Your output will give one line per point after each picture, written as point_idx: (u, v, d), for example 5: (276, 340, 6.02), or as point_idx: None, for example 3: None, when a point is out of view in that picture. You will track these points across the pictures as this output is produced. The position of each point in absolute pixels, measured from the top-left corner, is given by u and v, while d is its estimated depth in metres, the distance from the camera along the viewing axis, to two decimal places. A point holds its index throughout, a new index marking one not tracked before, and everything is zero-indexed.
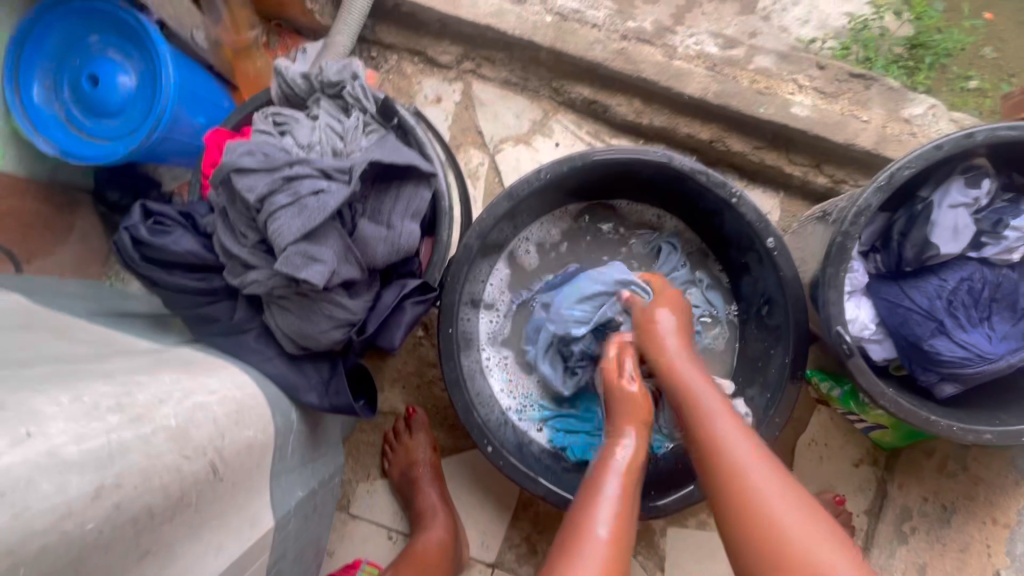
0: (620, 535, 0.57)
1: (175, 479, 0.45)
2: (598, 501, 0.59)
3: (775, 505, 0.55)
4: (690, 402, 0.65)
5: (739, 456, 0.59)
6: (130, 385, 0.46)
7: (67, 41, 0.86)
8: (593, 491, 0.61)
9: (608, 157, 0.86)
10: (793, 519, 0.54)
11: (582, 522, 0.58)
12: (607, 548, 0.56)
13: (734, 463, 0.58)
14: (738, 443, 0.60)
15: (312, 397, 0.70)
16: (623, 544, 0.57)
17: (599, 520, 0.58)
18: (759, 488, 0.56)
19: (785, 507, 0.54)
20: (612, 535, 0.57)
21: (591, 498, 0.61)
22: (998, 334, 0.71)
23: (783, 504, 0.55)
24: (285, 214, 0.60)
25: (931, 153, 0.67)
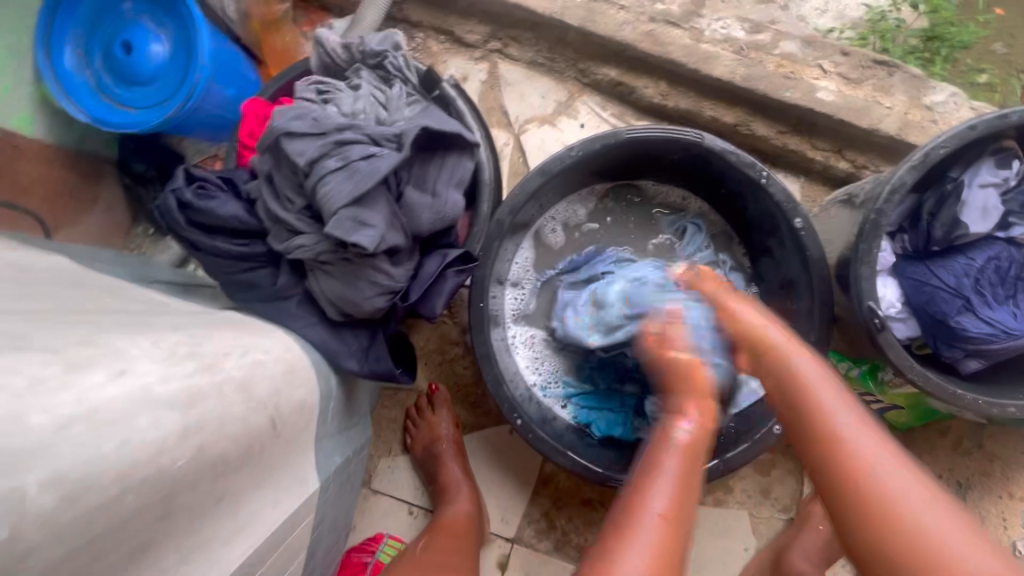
0: (676, 521, 0.51)
1: (244, 429, 0.46)
2: (656, 479, 0.53)
3: (875, 458, 0.49)
4: (788, 358, 0.59)
5: (838, 415, 0.53)
6: (197, 337, 0.47)
7: (100, 8, 0.85)
8: (654, 469, 0.55)
9: (641, 136, 0.86)
10: (901, 477, 0.48)
11: (635, 499, 0.53)
12: (661, 529, 0.50)
13: (827, 417, 0.53)
14: (837, 401, 0.54)
15: (352, 363, 0.70)
16: (675, 524, 0.51)
17: (654, 496, 0.52)
18: (860, 442, 0.50)
19: (889, 465, 0.48)
20: (671, 515, 0.51)
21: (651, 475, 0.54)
22: (1023, 312, 0.73)
23: (889, 461, 0.49)
24: (335, 178, 0.60)
25: (965, 133, 0.69)
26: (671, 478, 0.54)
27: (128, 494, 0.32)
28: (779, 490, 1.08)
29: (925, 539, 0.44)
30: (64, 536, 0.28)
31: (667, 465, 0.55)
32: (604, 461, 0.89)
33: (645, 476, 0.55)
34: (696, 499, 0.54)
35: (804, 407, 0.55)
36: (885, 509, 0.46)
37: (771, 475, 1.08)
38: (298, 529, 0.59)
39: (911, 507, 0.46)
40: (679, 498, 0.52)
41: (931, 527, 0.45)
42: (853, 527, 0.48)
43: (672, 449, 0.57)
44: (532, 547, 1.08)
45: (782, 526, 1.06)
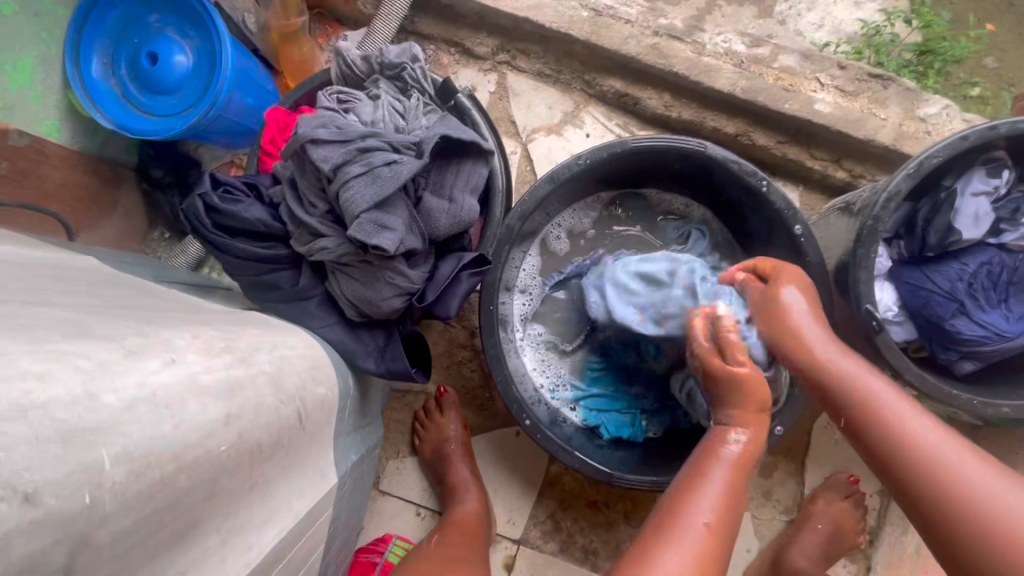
0: (719, 530, 0.54)
1: (276, 420, 0.48)
2: (705, 489, 0.57)
3: (931, 445, 0.57)
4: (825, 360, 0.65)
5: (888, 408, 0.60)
6: (231, 333, 0.49)
7: (128, 19, 0.89)
8: (701, 476, 0.59)
9: (646, 145, 0.90)
10: (960, 456, 0.55)
11: (682, 505, 0.56)
12: (705, 540, 0.53)
13: (884, 415, 0.60)
14: (890, 397, 0.61)
15: (369, 362, 0.73)
16: (724, 536, 0.54)
17: (700, 506, 0.55)
18: (916, 432, 0.58)
19: (946, 448, 0.56)
20: (716, 523, 0.54)
21: (699, 480, 0.58)
22: (1015, 315, 0.76)
23: (948, 445, 0.56)
24: (359, 182, 0.63)
25: (957, 143, 0.72)
26: (715, 492, 0.57)
27: (182, 473, 0.34)
28: (781, 492, 1.10)
29: (990, 510, 0.51)
30: (131, 507, 0.30)
31: (712, 472, 0.59)
32: (611, 461, 0.92)
33: (691, 480, 0.58)
34: (740, 509, 0.57)
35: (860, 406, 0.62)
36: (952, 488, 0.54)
37: (773, 477, 1.10)
38: (318, 521, 0.61)
39: (975, 483, 0.53)
40: (723, 509, 0.56)
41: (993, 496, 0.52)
42: (929, 510, 0.55)
43: (721, 458, 0.60)
44: (538, 548, 1.10)
45: (783, 528, 1.08)
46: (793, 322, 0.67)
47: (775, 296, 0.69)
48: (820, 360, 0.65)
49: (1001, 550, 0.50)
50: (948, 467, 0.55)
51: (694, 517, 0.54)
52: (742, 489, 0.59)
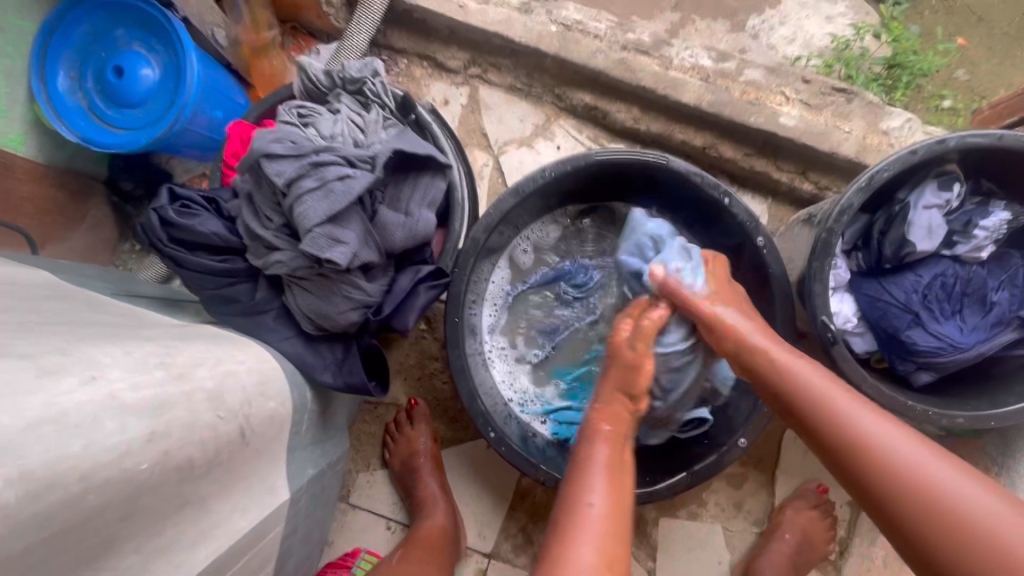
0: (612, 508, 0.57)
1: (212, 437, 0.48)
2: (591, 476, 0.60)
3: (871, 424, 0.57)
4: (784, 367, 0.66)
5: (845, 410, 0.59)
6: (169, 348, 0.50)
7: (96, 33, 0.89)
8: (586, 463, 0.63)
9: (610, 158, 0.91)
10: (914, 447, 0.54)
11: (577, 493, 0.59)
12: (600, 522, 0.56)
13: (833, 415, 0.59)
14: (829, 386, 0.62)
15: (326, 376, 0.73)
16: (616, 515, 0.57)
17: (591, 492, 0.59)
18: (854, 414, 0.59)
19: (895, 438, 0.56)
20: (607, 508, 0.57)
21: (585, 471, 0.62)
22: (969, 326, 0.77)
23: (885, 426, 0.57)
24: (312, 198, 0.63)
25: (906, 158, 0.73)
26: (599, 475, 0.61)
27: (90, 493, 0.35)
28: (751, 503, 1.10)
29: (939, 491, 0.51)
30: (24, 528, 0.31)
31: (597, 458, 0.63)
32: None
33: (579, 479, 0.61)
34: (630, 490, 0.61)
35: (799, 394, 0.63)
36: (899, 477, 0.53)
37: (744, 488, 1.11)
38: (267, 537, 0.61)
39: (916, 463, 0.53)
40: (611, 495, 0.59)
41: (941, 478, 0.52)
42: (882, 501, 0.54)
43: (601, 441, 0.66)
44: (509, 561, 1.09)
45: (753, 539, 1.09)
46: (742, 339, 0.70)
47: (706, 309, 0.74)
48: (771, 364, 0.67)
49: (959, 538, 0.49)
50: (893, 451, 0.55)
51: (585, 503, 0.57)
52: (625, 464, 0.64)
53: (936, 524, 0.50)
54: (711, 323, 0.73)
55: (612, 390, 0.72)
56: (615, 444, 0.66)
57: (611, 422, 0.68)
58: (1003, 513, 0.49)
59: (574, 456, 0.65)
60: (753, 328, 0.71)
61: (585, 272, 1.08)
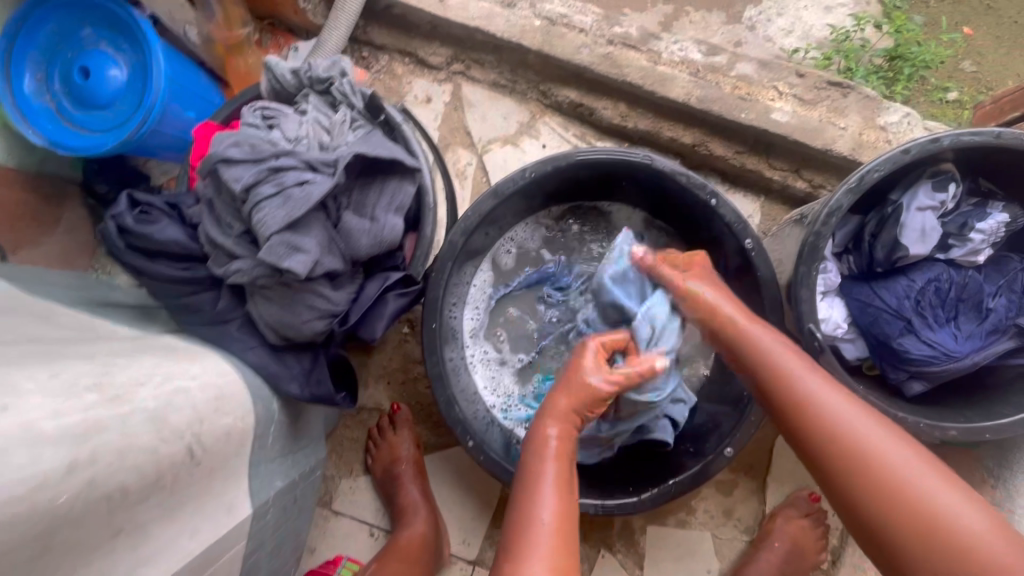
0: (563, 521, 0.58)
1: (151, 460, 0.46)
2: (541, 490, 0.60)
3: (849, 420, 0.59)
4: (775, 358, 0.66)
5: (830, 405, 0.61)
6: (108, 366, 0.48)
7: (62, 32, 0.86)
8: (534, 475, 0.62)
9: (593, 158, 0.87)
10: (888, 443, 0.57)
11: (528, 508, 0.59)
12: (551, 533, 0.57)
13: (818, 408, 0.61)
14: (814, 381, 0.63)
15: (293, 387, 0.71)
16: (566, 527, 0.58)
17: (543, 507, 0.59)
18: (833, 411, 0.60)
19: (873, 435, 0.58)
20: (558, 522, 0.58)
21: (534, 484, 0.61)
22: (964, 334, 0.73)
23: (864, 420, 0.59)
24: (269, 205, 0.61)
25: (898, 157, 0.70)
26: (552, 486, 0.61)
27: None
28: (741, 510, 1.08)
29: (910, 490, 0.54)
30: None
31: (547, 472, 0.62)
32: None
33: (529, 492, 0.60)
34: (575, 499, 0.61)
35: (779, 386, 0.64)
36: (872, 476, 0.56)
37: (734, 495, 1.08)
38: (225, 556, 0.59)
39: (890, 462, 0.56)
40: (563, 509, 0.59)
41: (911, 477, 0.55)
42: (850, 498, 0.58)
43: (546, 456, 0.64)
44: None
45: (743, 548, 1.06)
46: (734, 325, 0.72)
47: (684, 286, 0.77)
48: (762, 356, 0.67)
49: (920, 530, 0.53)
50: (868, 449, 0.57)
51: (536, 517, 0.58)
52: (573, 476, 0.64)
53: (902, 522, 0.54)
54: (690, 299, 0.76)
55: (558, 397, 0.69)
56: (561, 457, 0.64)
57: (558, 428, 0.67)
58: (965, 513, 0.52)
59: (523, 463, 0.65)
60: (730, 308, 0.73)
61: (568, 274, 1.06)
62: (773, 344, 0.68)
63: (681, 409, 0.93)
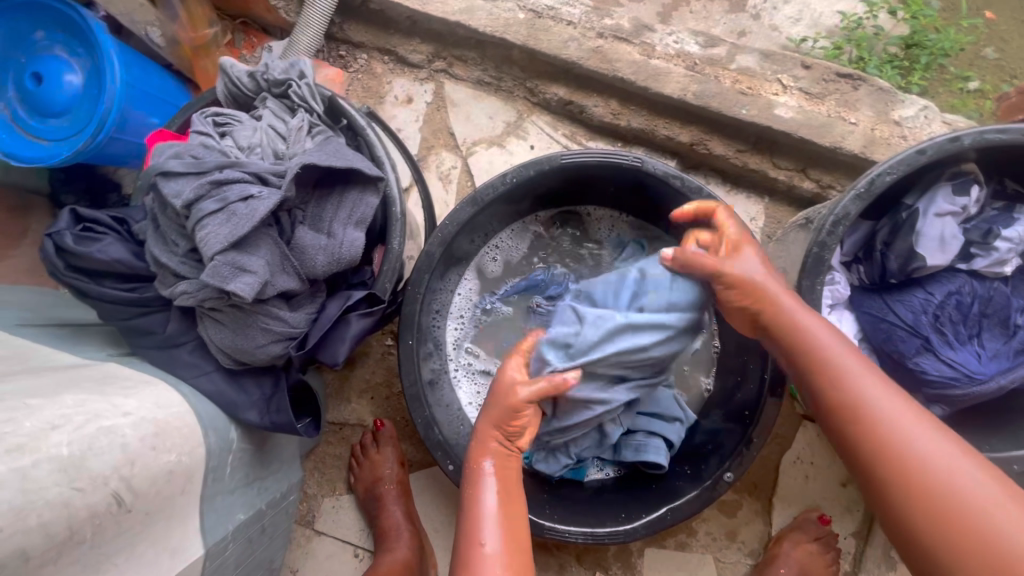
0: (511, 549, 0.57)
1: (61, 516, 0.42)
2: (481, 520, 0.58)
3: (904, 422, 0.51)
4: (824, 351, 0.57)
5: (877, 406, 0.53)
6: (17, 411, 0.43)
7: (13, 37, 0.82)
8: (472, 505, 0.60)
9: (578, 161, 0.80)
10: (943, 452, 0.49)
11: (470, 538, 0.57)
12: (501, 561, 0.55)
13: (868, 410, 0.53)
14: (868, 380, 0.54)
15: (252, 414, 0.65)
16: (513, 553, 0.57)
17: (485, 536, 0.57)
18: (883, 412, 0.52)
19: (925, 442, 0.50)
20: (503, 550, 0.56)
21: (472, 513, 0.59)
22: (987, 353, 0.67)
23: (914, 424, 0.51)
24: (211, 221, 0.56)
25: (912, 158, 0.62)
26: (491, 515, 0.58)
27: None
28: (746, 532, 1.01)
29: (966, 509, 0.46)
30: None
31: (486, 498, 0.60)
32: (544, 505, 0.83)
33: (467, 523, 0.59)
34: (523, 519, 0.60)
35: (823, 380, 0.56)
36: (918, 488, 0.48)
37: (737, 517, 1.01)
38: None
39: (947, 475, 0.48)
40: (509, 538, 0.57)
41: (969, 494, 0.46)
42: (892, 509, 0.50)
43: (483, 476, 0.62)
44: None
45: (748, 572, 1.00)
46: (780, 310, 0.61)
47: (730, 259, 0.64)
48: (813, 349, 0.58)
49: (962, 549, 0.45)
50: (920, 458, 0.49)
51: (479, 545, 0.56)
52: (518, 500, 0.62)
53: (950, 544, 0.46)
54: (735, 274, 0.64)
55: (483, 424, 0.65)
56: (500, 477, 0.62)
57: (494, 455, 0.64)
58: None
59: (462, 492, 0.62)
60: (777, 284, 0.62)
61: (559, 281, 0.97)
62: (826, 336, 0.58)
63: (677, 429, 0.87)
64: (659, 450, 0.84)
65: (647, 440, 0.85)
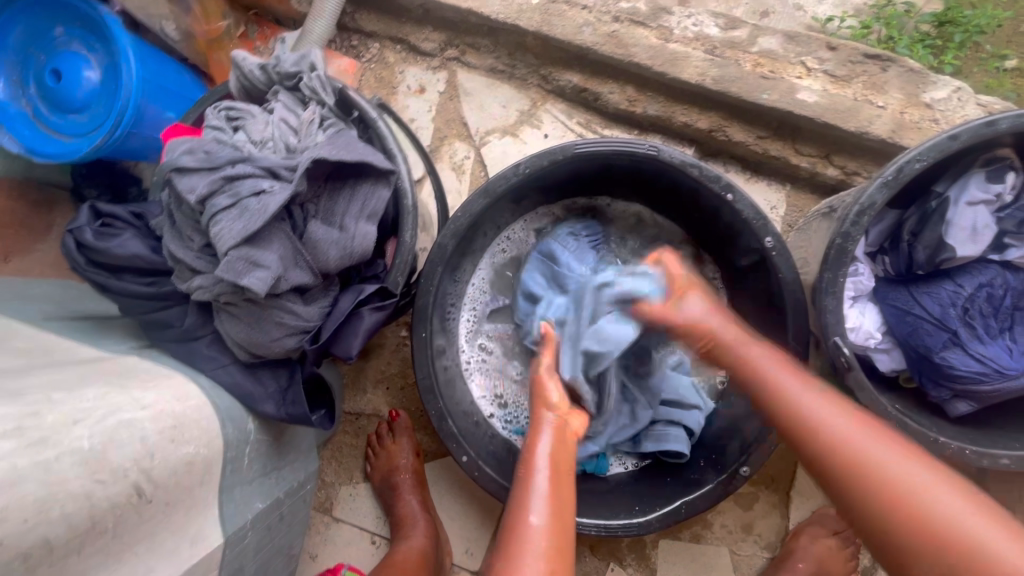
0: (557, 525, 0.57)
1: (83, 507, 0.43)
2: (532, 498, 0.59)
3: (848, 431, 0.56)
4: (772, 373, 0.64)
5: (828, 419, 0.58)
6: (40, 405, 0.44)
7: (34, 35, 0.83)
8: (525, 484, 0.61)
9: (592, 150, 0.78)
10: (896, 462, 0.52)
11: (520, 516, 0.57)
12: (545, 536, 0.56)
13: (826, 431, 0.57)
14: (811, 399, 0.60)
15: (268, 406, 0.66)
16: (557, 531, 0.57)
17: (532, 511, 0.57)
18: (837, 427, 0.57)
19: (884, 452, 0.54)
20: (548, 524, 0.56)
21: (523, 492, 0.60)
22: (1020, 348, 0.65)
23: (879, 445, 0.54)
24: (225, 217, 0.57)
25: (945, 144, 0.60)
26: (542, 493, 0.59)
27: None
28: (762, 526, 1.00)
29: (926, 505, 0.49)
30: None
31: (538, 480, 0.61)
32: None
33: (518, 500, 0.60)
34: (572, 503, 0.61)
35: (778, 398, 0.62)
36: (892, 497, 0.51)
37: (754, 510, 1.00)
38: None
39: (899, 471, 0.52)
40: (556, 513, 0.58)
41: (921, 485, 0.51)
42: (865, 521, 0.52)
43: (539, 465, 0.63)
44: None
45: (764, 566, 0.98)
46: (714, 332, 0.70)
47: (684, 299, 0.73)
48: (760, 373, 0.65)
49: (924, 542, 0.48)
50: (880, 465, 0.53)
51: (527, 519, 0.57)
52: (568, 487, 0.62)
53: (914, 539, 0.49)
54: (685, 314, 0.72)
55: (543, 416, 0.70)
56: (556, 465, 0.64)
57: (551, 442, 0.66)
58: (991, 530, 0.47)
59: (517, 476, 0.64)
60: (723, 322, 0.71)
61: (540, 267, 0.93)
62: (767, 364, 0.65)
63: (696, 416, 0.88)
64: (681, 437, 0.85)
65: (669, 429, 0.86)
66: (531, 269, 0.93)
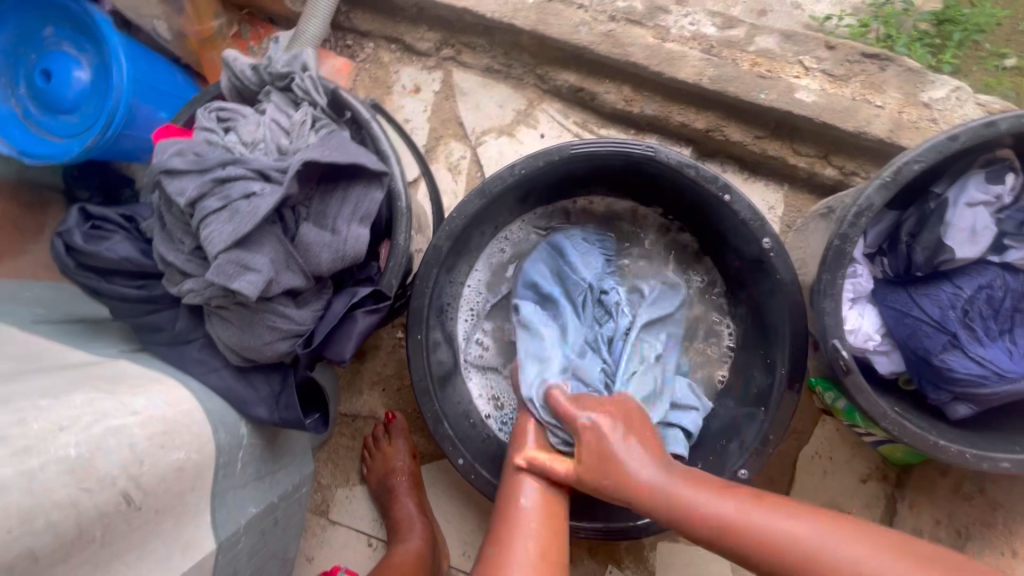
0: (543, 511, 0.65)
1: (69, 516, 0.43)
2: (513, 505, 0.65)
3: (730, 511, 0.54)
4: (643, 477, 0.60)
5: (713, 505, 0.55)
6: (25, 412, 0.44)
7: (24, 35, 0.83)
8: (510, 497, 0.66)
9: (589, 151, 0.77)
10: (793, 535, 0.50)
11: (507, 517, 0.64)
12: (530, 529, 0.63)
13: (710, 520, 0.54)
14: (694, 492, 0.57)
15: (261, 410, 0.65)
16: (546, 517, 0.65)
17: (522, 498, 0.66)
18: (719, 512, 0.54)
19: (771, 523, 0.52)
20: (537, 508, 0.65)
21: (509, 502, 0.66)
22: (1020, 350, 0.64)
23: (764, 515, 0.52)
24: (216, 220, 0.57)
25: (944, 145, 0.59)
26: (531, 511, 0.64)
27: None
28: None
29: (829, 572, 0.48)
30: None
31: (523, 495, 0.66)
32: None
33: (506, 496, 0.67)
34: (561, 528, 0.64)
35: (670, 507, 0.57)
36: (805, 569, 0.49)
37: None
38: None
39: (793, 544, 0.50)
40: (543, 505, 0.66)
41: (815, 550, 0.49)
42: None
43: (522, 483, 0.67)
44: None
45: None
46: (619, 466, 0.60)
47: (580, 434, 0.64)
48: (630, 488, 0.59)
49: None
50: (773, 538, 0.51)
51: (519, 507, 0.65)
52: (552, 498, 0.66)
53: None
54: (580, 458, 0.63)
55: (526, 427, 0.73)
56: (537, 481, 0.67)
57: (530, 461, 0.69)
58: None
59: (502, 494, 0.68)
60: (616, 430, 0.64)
61: (551, 258, 0.92)
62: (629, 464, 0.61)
63: (694, 417, 0.86)
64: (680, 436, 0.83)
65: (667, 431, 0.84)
66: (538, 257, 0.92)
